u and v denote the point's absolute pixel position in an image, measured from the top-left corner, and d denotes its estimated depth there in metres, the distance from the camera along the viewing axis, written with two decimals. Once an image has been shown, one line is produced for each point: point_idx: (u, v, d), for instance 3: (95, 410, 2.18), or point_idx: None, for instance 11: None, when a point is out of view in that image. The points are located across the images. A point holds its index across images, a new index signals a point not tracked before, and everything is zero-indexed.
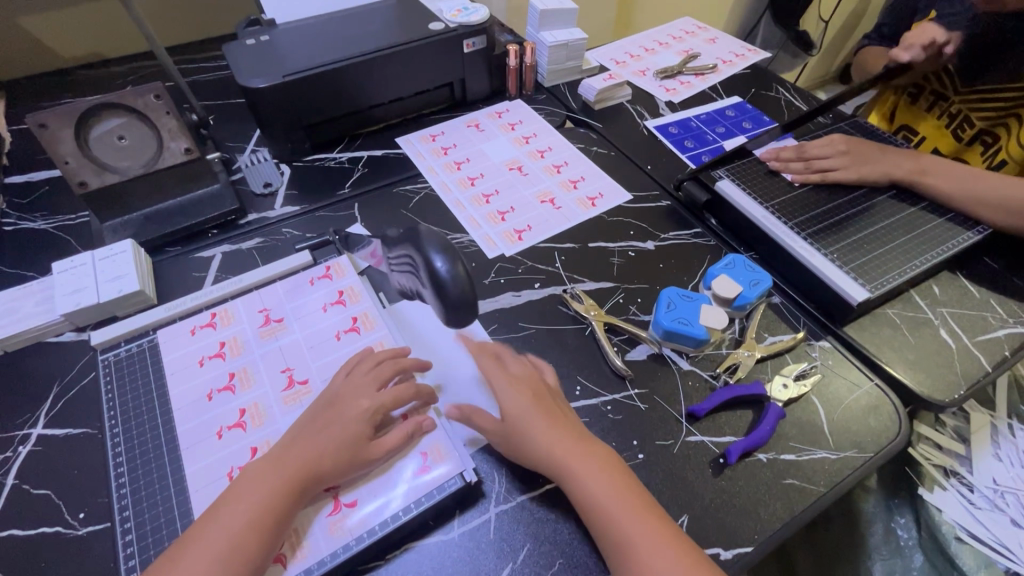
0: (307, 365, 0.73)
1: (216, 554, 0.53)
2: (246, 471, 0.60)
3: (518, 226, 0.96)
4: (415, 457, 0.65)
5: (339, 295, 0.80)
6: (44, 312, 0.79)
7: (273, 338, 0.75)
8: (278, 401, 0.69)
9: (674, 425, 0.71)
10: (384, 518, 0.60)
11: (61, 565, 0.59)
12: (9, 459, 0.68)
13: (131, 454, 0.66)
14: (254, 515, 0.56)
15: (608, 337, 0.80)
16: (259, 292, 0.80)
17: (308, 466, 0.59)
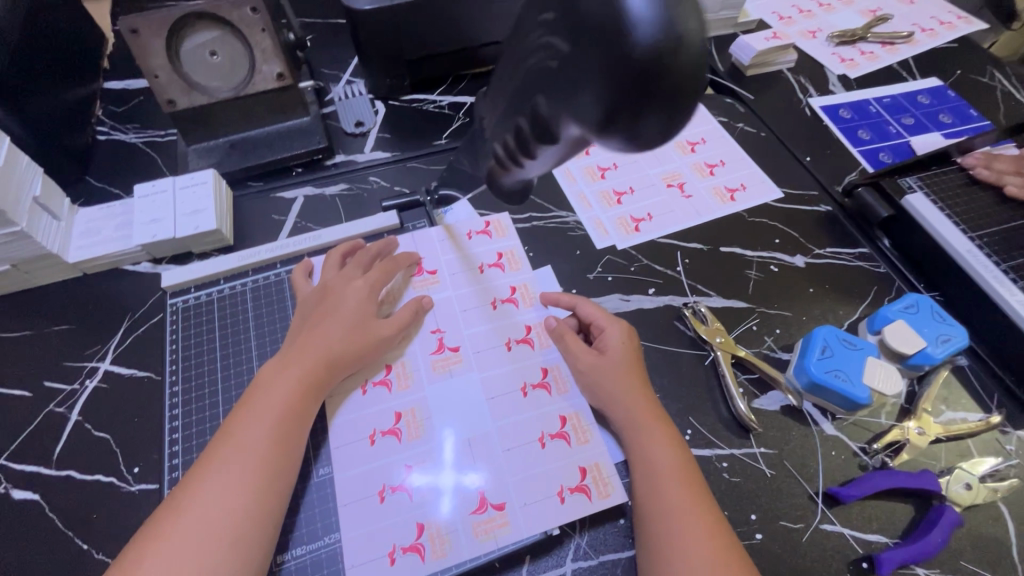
0: (460, 333, 0.64)
1: (244, 456, 0.49)
2: (267, 376, 0.55)
3: (636, 212, 0.81)
4: (573, 471, 0.56)
5: (498, 258, 0.71)
6: (122, 238, 0.74)
7: (425, 292, 0.67)
8: (428, 362, 0.62)
9: (806, 505, 0.57)
10: (537, 530, 0.53)
11: (112, 520, 0.56)
12: (76, 391, 0.65)
13: (189, 422, 0.59)
14: (272, 426, 0.51)
15: (734, 373, 0.65)
16: (414, 237, 0.72)
17: (279, 407, 0.53)
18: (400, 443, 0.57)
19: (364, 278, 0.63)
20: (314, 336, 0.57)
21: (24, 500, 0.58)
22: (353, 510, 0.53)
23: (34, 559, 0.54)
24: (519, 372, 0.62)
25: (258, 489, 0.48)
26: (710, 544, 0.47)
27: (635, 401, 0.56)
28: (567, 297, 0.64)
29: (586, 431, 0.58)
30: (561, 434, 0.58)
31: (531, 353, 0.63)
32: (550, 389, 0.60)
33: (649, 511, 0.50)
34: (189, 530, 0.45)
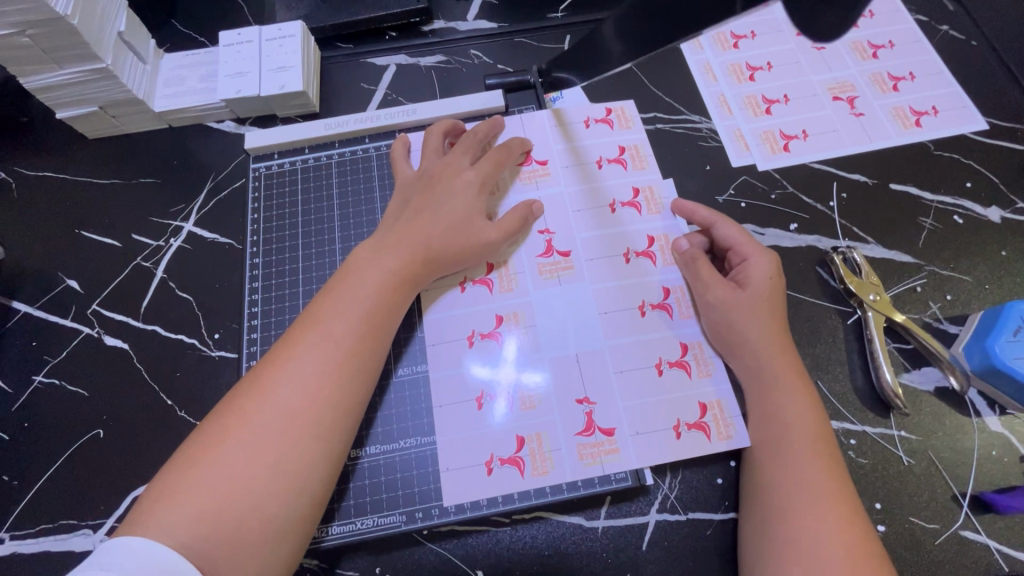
0: (572, 235, 0.56)
1: (331, 342, 0.45)
2: (358, 259, 0.50)
3: (788, 126, 0.65)
4: (692, 404, 0.49)
5: (619, 153, 0.60)
6: (206, 91, 0.68)
7: (534, 185, 0.58)
8: (534, 265, 0.54)
9: (947, 505, 0.48)
10: (650, 463, 0.48)
11: (194, 381, 0.56)
12: (161, 248, 0.63)
13: (268, 298, 0.55)
14: (361, 313, 0.47)
15: (884, 340, 0.54)
16: (521, 121, 0.61)
17: (369, 294, 0.48)
18: (499, 349, 0.51)
19: (474, 169, 0.55)
20: (414, 225, 0.51)
21: (114, 348, 0.58)
22: (448, 411, 0.49)
23: (123, 404, 0.56)
24: (637, 289, 0.53)
25: (342, 379, 0.45)
26: (847, 531, 0.40)
27: (778, 351, 0.47)
28: (706, 212, 0.54)
29: (708, 362, 0.51)
30: (681, 363, 0.51)
31: (653, 269, 0.54)
32: (670, 312, 0.53)
33: (777, 480, 0.44)
34: (278, 406, 0.43)
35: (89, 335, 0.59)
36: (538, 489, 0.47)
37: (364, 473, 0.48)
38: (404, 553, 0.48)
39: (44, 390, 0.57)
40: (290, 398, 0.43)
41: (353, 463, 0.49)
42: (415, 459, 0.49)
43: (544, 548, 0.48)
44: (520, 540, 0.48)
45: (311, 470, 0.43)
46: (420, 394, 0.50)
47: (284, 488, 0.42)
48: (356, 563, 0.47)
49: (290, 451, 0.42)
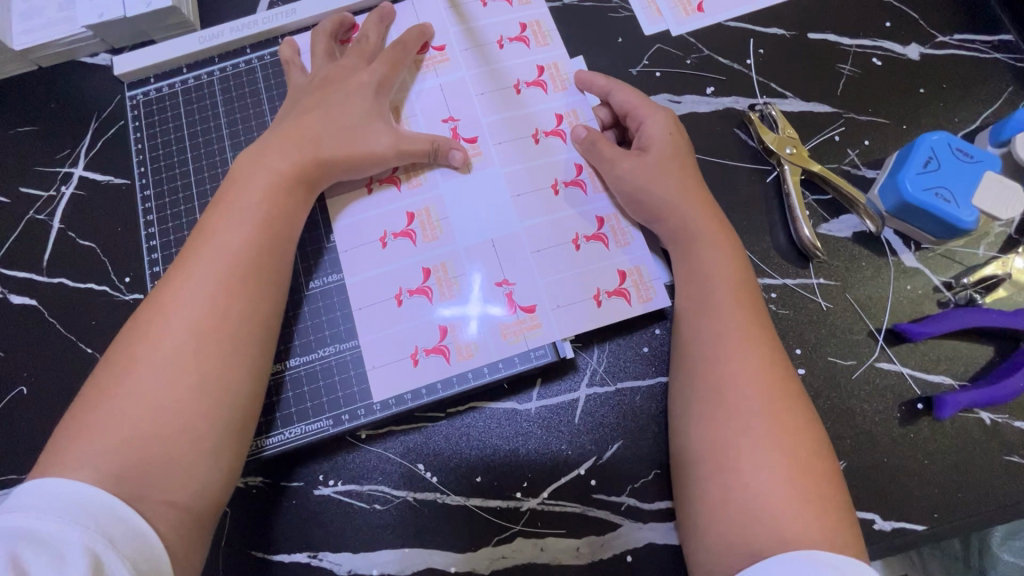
0: (477, 120, 0.53)
1: (230, 256, 0.44)
2: (248, 171, 0.46)
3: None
4: (611, 272, 0.49)
5: (521, 30, 0.56)
6: (69, 21, 0.62)
7: (433, 72, 0.54)
8: (442, 174, 0.51)
9: (863, 342, 0.49)
10: (569, 333, 0.47)
11: (111, 327, 0.55)
12: (54, 198, 0.59)
13: (165, 231, 0.52)
14: (257, 223, 0.45)
15: (802, 193, 0.53)
16: (413, 7, 0.56)
17: (264, 203, 0.45)
18: (415, 246, 0.49)
19: (369, 70, 0.51)
20: (301, 125, 0.48)
21: (22, 305, 0.56)
22: (368, 312, 0.48)
23: (42, 360, 0.54)
24: (548, 167, 0.51)
25: (245, 293, 0.44)
26: (765, 376, 0.41)
27: (690, 208, 0.47)
28: (603, 79, 0.52)
29: (626, 232, 0.50)
30: (598, 235, 0.50)
31: (564, 146, 0.52)
32: (585, 188, 0.51)
33: (696, 339, 0.44)
34: (179, 326, 0.42)
35: None
36: (464, 374, 0.47)
37: (289, 386, 0.48)
38: (344, 458, 0.49)
39: None
40: (191, 317, 0.42)
41: (277, 377, 0.48)
42: (336, 366, 0.48)
43: (480, 434, 0.49)
44: (455, 431, 0.49)
45: (226, 384, 0.42)
46: (336, 304, 0.49)
47: (202, 407, 0.41)
48: (301, 474, 0.48)
49: (201, 368, 0.41)
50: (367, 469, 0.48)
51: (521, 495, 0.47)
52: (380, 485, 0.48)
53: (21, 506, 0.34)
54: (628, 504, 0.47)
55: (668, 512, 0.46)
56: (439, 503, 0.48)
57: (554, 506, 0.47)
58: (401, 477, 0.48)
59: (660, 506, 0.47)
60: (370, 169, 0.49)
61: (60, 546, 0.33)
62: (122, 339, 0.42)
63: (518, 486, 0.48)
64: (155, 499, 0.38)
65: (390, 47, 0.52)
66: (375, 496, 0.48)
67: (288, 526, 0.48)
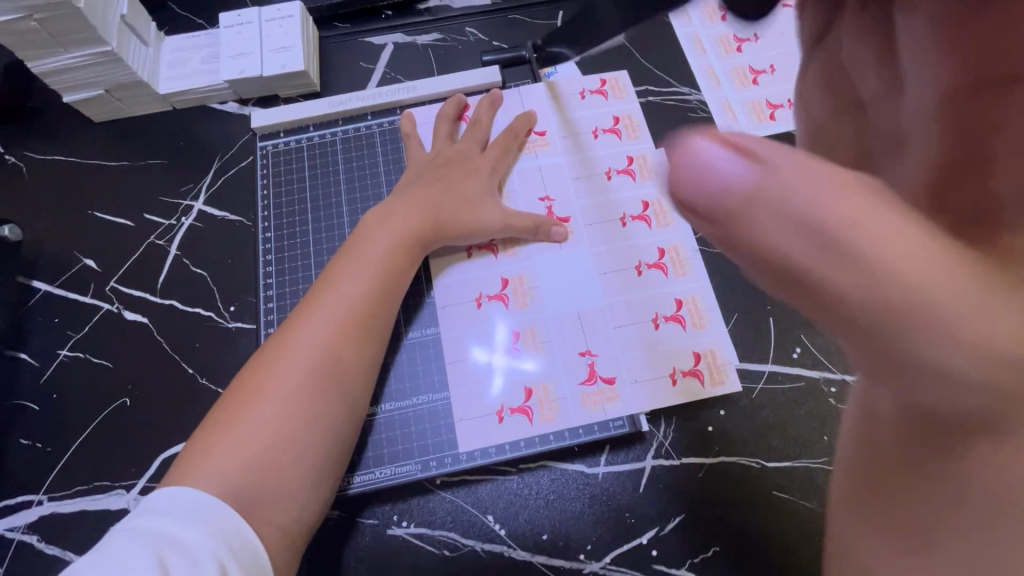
0: (569, 201, 0.59)
1: (349, 304, 0.49)
2: (372, 230, 0.52)
3: (774, 96, 0.67)
4: (687, 353, 0.53)
5: (614, 122, 0.63)
6: (209, 73, 0.70)
7: (533, 154, 0.61)
8: (539, 245, 0.56)
9: None
10: (645, 408, 0.52)
11: (213, 351, 0.59)
12: (173, 227, 0.66)
13: (281, 271, 0.58)
14: (375, 277, 0.50)
15: None
16: (520, 95, 0.64)
17: (383, 260, 0.51)
18: (507, 310, 0.54)
19: (484, 155, 0.58)
20: (426, 195, 0.54)
21: (135, 322, 0.61)
22: (460, 368, 0.53)
23: (146, 375, 0.59)
24: (633, 250, 0.57)
25: (356, 340, 0.48)
26: None
27: None
28: None
29: (702, 315, 0.55)
30: (676, 316, 0.54)
31: (648, 231, 0.57)
32: (666, 271, 0.56)
33: None
34: (298, 365, 0.46)
35: (109, 311, 0.62)
36: (545, 435, 0.51)
37: (379, 427, 0.52)
38: (419, 501, 0.51)
39: (70, 363, 0.60)
40: (309, 358, 0.46)
41: (369, 419, 0.52)
42: (426, 414, 0.52)
43: (548, 493, 0.52)
44: (524, 487, 0.52)
45: (331, 422, 0.46)
46: (431, 356, 0.53)
47: (313, 443, 0.45)
48: (376, 512, 0.51)
49: (317, 406, 0.45)
50: (439, 515, 0.51)
51: (585, 557, 0.50)
52: (450, 532, 0.51)
53: (160, 511, 0.39)
54: None
55: None
56: (505, 556, 0.50)
57: (615, 572, 0.49)
58: (470, 527, 0.51)
59: None
60: (476, 238, 0.55)
61: (195, 552, 0.36)
62: (247, 371, 0.47)
63: (582, 548, 0.50)
64: (265, 518, 0.41)
65: (500, 134, 0.60)
66: (445, 542, 0.50)
67: (359, 562, 0.50)
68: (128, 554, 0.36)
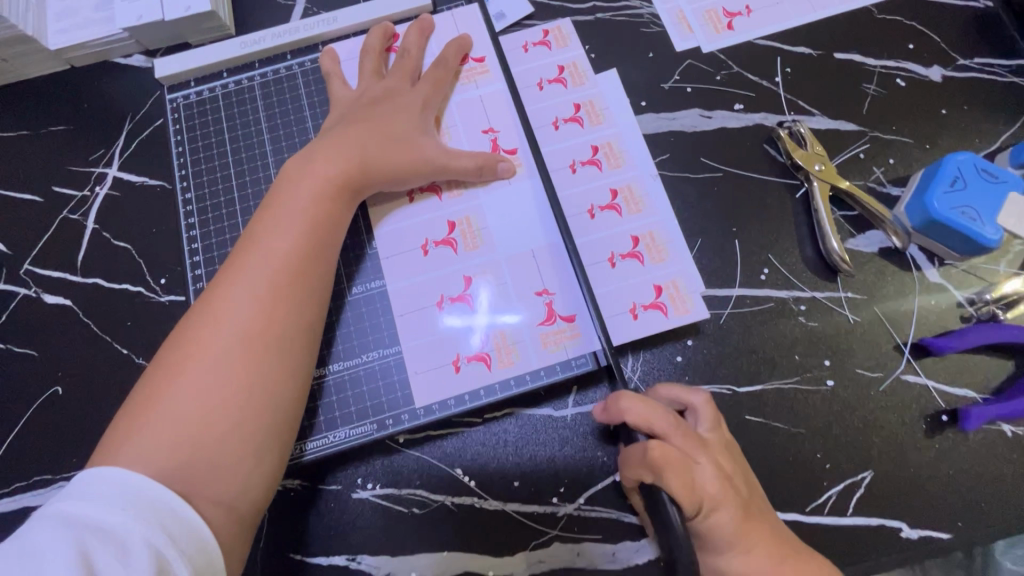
0: (516, 130, 0.54)
1: (277, 262, 0.44)
2: (297, 178, 0.47)
3: (731, 5, 0.62)
4: (648, 286, 0.52)
5: (558, 72, 0.59)
6: (105, 22, 0.62)
7: (473, 84, 0.56)
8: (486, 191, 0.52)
9: (890, 355, 0.51)
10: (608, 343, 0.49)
11: (147, 328, 0.55)
12: (88, 198, 0.60)
13: (207, 234, 0.53)
14: (303, 232, 0.46)
15: (831, 210, 0.54)
16: (454, 19, 0.58)
17: (311, 212, 0.46)
18: (456, 255, 0.51)
19: (415, 90, 0.53)
20: (351, 134, 0.49)
21: (58, 306, 0.56)
22: (411, 319, 0.49)
23: (77, 360, 0.54)
24: (586, 193, 0.55)
25: (289, 300, 0.44)
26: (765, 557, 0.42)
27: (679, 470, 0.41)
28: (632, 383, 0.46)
29: (660, 250, 0.53)
30: (634, 253, 0.53)
31: (600, 175, 0.56)
32: (620, 210, 0.55)
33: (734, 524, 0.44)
34: (224, 331, 0.42)
35: (27, 296, 0.57)
36: (505, 381, 0.48)
37: (330, 390, 0.49)
38: (383, 461, 0.49)
39: None
40: (237, 322, 0.42)
41: (320, 381, 0.49)
42: (378, 371, 0.49)
43: (516, 441, 0.50)
44: (490, 436, 0.50)
45: (269, 389, 0.42)
46: (379, 309, 0.50)
47: (252, 412, 0.41)
48: (339, 477, 0.49)
49: (249, 372, 0.42)
50: (405, 473, 0.49)
51: (558, 500, 0.48)
52: (418, 489, 0.49)
53: (85, 495, 0.35)
54: None
55: None
56: (476, 507, 0.48)
57: (591, 512, 0.48)
58: (438, 482, 0.49)
59: None
60: (414, 178, 0.51)
61: (125, 541, 0.33)
62: (171, 341, 0.43)
63: (555, 491, 0.48)
64: (205, 495, 0.39)
65: (432, 67, 0.54)
66: (414, 500, 0.48)
67: (325, 529, 0.48)
68: (50, 545, 0.33)
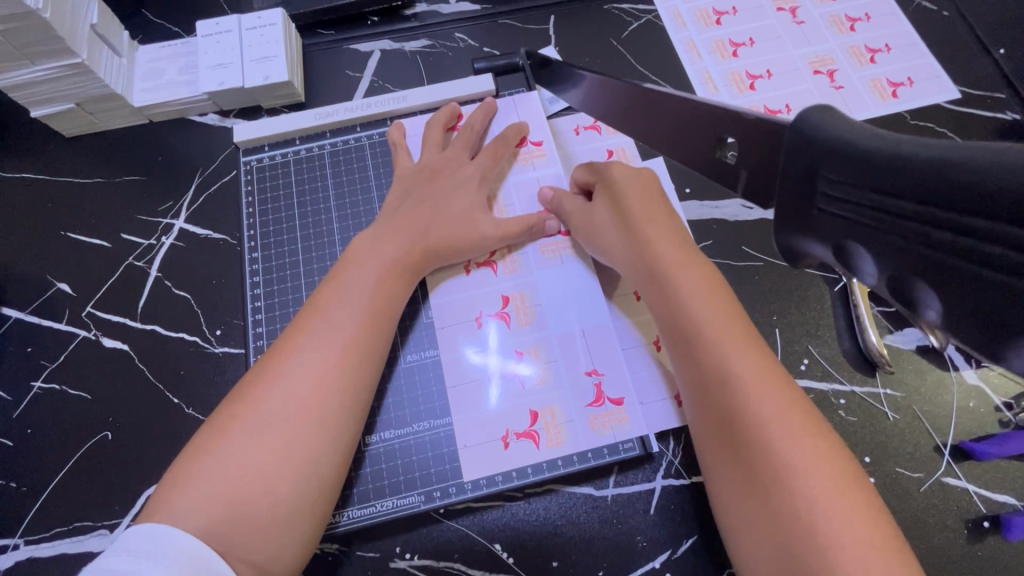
0: None
1: (338, 332, 0.46)
2: (365, 251, 0.51)
3: (753, 67, 0.68)
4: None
5: (608, 157, 0.61)
6: (187, 84, 0.67)
7: (530, 165, 0.59)
8: (536, 246, 0.56)
9: (928, 455, 0.51)
10: (656, 429, 0.51)
11: (199, 378, 0.56)
12: (153, 247, 0.62)
13: (269, 292, 0.56)
14: (368, 304, 0.48)
15: (869, 305, 0.56)
16: (512, 103, 0.62)
17: (376, 286, 0.49)
18: (509, 329, 0.53)
19: (474, 163, 0.57)
20: (412, 213, 0.53)
21: (114, 350, 0.58)
22: (463, 390, 0.51)
23: (128, 406, 0.56)
24: None
25: (347, 370, 0.46)
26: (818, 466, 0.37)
27: (717, 322, 0.43)
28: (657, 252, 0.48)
29: None
30: None
31: None
32: None
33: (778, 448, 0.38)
34: (286, 396, 0.44)
35: (86, 338, 0.59)
36: (553, 461, 0.50)
37: (378, 457, 0.50)
38: (422, 532, 0.49)
39: (44, 396, 0.56)
40: (300, 389, 0.44)
41: (367, 446, 0.50)
42: (428, 441, 0.51)
43: (556, 520, 0.50)
44: (531, 514, 0.50)
45: (321, 457, 0.43)
46: (432, 377, 0.52)
47: (293, 472, 0.42)
48: (377, 545, 0.49)
49: (302, 437, 0.43)
50: (444, 545, 0.49)
51: None
52: (457, 563, 0.48)
53: (132, 551, 0.36)
54: None
55: None
56: None
57: None
58: (474, 557, 0.49)
59: None
60: (473, 252, 0.54)
61: None
62: (232, 402, 0.44)
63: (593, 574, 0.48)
64: (238, 555, 0.39)
65: (492, 141, 0.59)
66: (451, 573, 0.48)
67: None
68: None
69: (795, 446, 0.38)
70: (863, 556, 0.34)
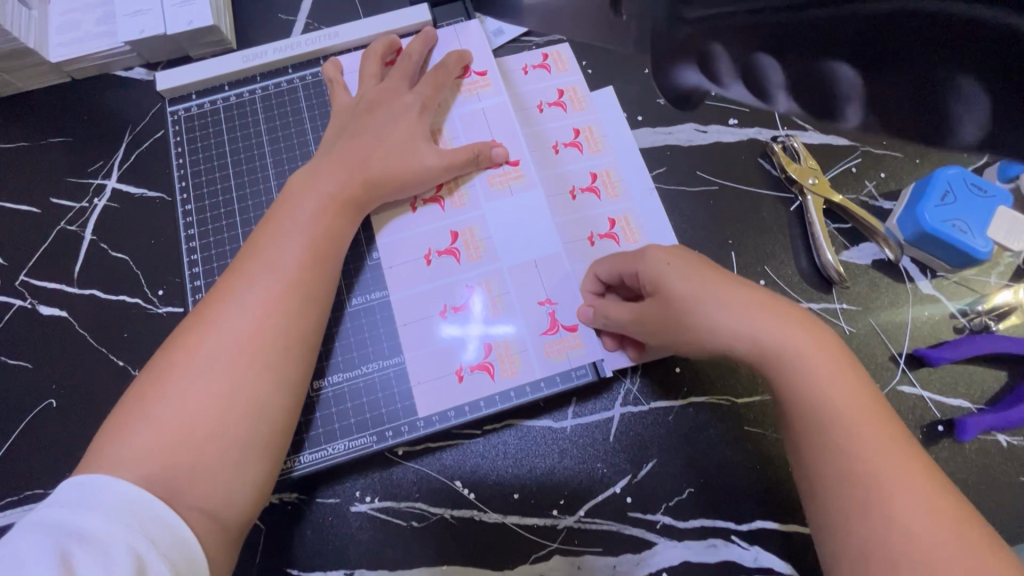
0: (518, 142, 0.55)
1: (277, 272, 0.44)
2: (302, 190, 0.48)
3: None
4: (603, 218, 0.55)
5: (559, 96, 0.59)
6: (106, 35, 0.62)
7: (474, 97, 0.57)
8: (483, 177, 0.54)
9: (885, 365, 0.51)
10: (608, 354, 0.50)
11: (144, 339, 0.54)
12: (86, 210, 0.59)
13: (206, 245, 0.53)
14: (306, 243, 0.46)
15: (824, 221, 0.55)
16: (452, 35, 0.59)
17: (315, 223, 0.47)
18: (459, 265, 0.51)
19: (413, 93, 0.54)
20: (350, 148, 0.50)
21: (53, 318, 0.56)
22: (414, 328, 0.50)
23: (72, 373, 0.54)
24: (584, 221, 0.54)
25: (287, 309, 0.44)
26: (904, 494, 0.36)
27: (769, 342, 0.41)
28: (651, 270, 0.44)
29: (636, 231, 0.54)
30: (611, 234, 0.54)
31: (599, 203, 0.55)
32: (599, 193, 0.56)
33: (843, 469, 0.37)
34: (223, 338, 0.42)
35: (23, 307, 0.56)
36: (507, 392, 0.49)
37: (329, 402, 0.49)
38: (381, 475, 0.49)
39: None
40: (237, 330, 0.42)
41: (317, 392, 0.49)
42: (378, 381, 0.49)
43: (515, 454, 0.49)
44: (490, 450, 0.49)
45: (264, 399, 0.42)
46: (382, 318, 0.51)
47: (239, 414, 0.40)
48: (336, 490, 0.48)
49: (242, 379, 0.41)
50: (402, 486, 0.48)
51: (558, 512, 0.48)
52: (417, 502, 0.48)
53: (69, 502, 0.34)
54: (663, 522, 0.47)
55: (701, 532, 0.47)
56: (476, 520, 0.47)
57: (590, 524, 0.47)
58: (434, 495, 0.48)
59: (694, 525, 0.47)
60: (415, 187, 0.52)
61: (108, 546, 0.32)
62: (166, 349, 0.42)
63: (555, 503, 0.48)
64: (189, 503, 0.37)
65: (433, 70, 0.56)
66: (412, 513, 0.48)
67: (321, 542, 0.47)
68: (27, 551, 0.31)
69: (864, 463, 0.37)
70: (943, 543, 0.34)
